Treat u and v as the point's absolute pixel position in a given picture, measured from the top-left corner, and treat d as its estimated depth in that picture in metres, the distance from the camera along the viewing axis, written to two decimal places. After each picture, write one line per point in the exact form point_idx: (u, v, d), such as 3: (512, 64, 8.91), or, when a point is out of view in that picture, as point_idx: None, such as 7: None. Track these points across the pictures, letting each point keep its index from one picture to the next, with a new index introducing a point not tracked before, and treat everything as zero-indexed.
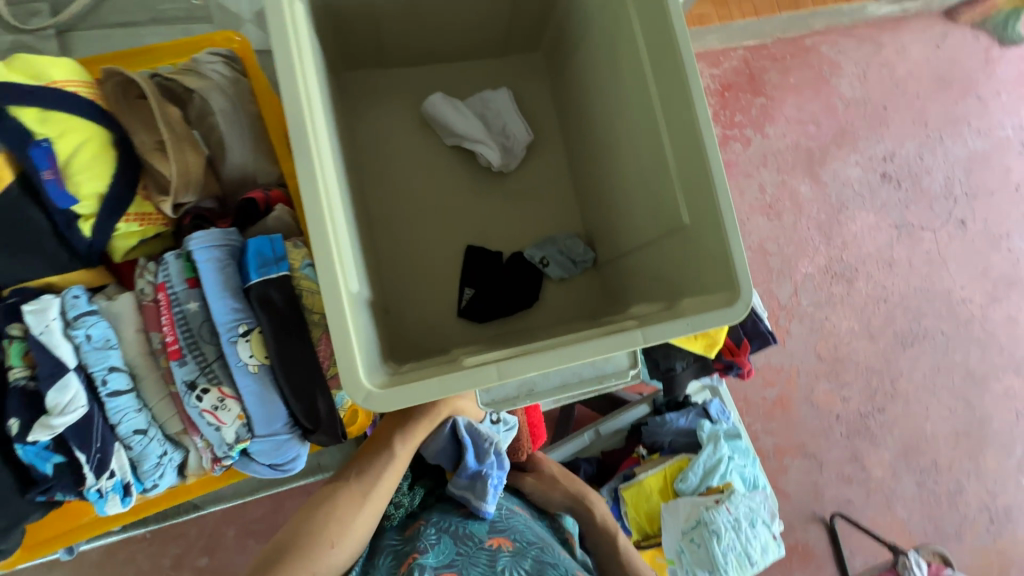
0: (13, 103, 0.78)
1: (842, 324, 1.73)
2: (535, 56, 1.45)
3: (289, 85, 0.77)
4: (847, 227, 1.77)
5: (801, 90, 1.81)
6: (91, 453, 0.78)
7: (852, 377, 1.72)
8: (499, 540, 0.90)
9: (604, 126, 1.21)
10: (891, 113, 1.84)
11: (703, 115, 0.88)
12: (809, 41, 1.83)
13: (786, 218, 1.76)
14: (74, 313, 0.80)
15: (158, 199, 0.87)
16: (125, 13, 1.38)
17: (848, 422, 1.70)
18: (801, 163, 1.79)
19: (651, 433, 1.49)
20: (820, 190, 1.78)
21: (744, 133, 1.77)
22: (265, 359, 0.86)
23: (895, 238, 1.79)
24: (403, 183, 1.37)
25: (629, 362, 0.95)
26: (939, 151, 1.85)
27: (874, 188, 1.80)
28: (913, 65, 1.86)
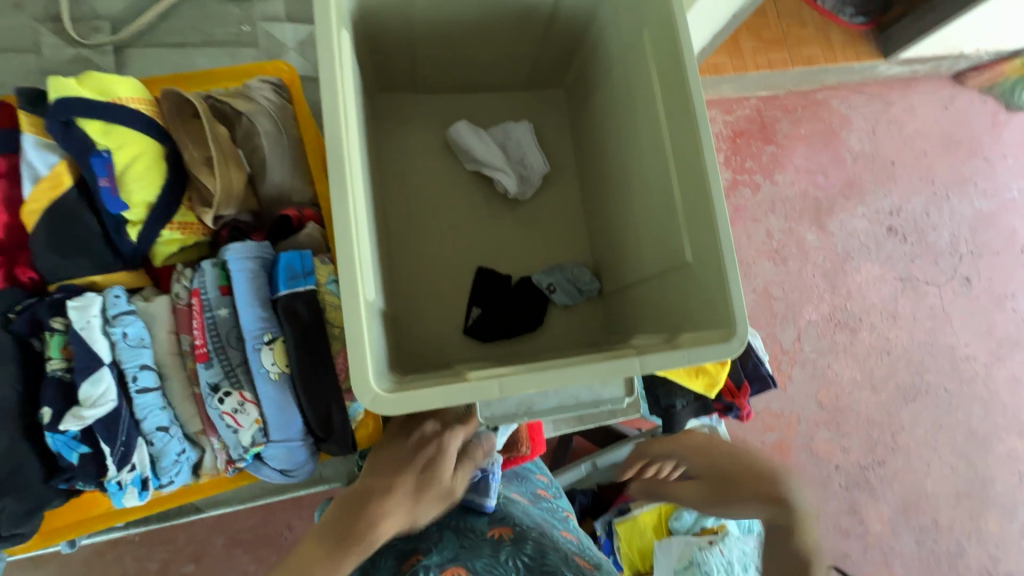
0: (82, 115, 0.85)
1: (844, 373, 1.76)
2: (557, 93, 1.54)
3: (333, 112, 0.85)
4: (852, 277, 1.82)
5: (811, 141, 1.89)
6: (116, 446, 0.82)
7: (852, 428, 1.74)
8: (500, 531, 0.93)
9: (618, 164, 1.28)
10: (899, 168, 1.91)
11: (710, 158, 0.94)
12: (820, 95, 1.93)
13: (792, 264, 1.81)
14: (114, 311, 0.85)
15: (201, 210, 0.94)
16: (180, 34, 1.49)
17: (847, 473, 1.71)
18: (809, 212, 1.85)
19: None
20: (827, 239, 1.84)
21: (754, 178, 1.84)
22: (286, 367, 0.91)
23: (899, 291, 1.83)
24: (424, 207, 1.43)
25: (625, 391, 0.99)
26: (946, 208, 1.90)
27: (881, 240, 1.86)
28: (921, 125, 1.95)
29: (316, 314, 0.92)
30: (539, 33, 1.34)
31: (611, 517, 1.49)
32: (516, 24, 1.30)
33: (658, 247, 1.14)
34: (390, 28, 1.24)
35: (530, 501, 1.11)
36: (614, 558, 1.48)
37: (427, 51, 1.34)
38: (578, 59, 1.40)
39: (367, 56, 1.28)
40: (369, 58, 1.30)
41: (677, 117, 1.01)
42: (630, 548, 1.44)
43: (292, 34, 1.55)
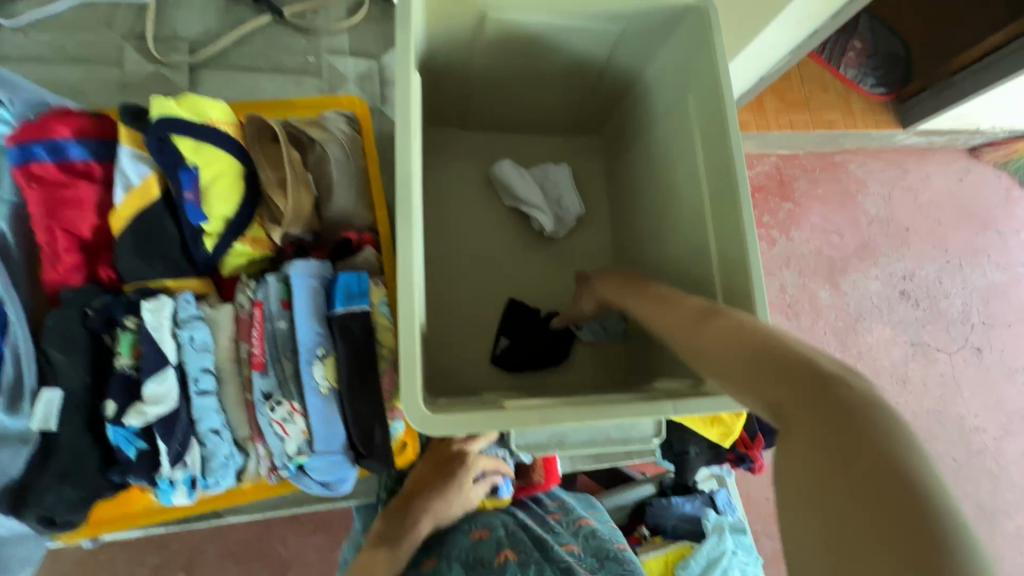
0: (178, 133, 0.93)
1: None
2: (595, 138, 1.62)
3: (404, 149, 0.92)
4: (862, 337, 1.86)
5: (826, 202, 1.96)
6: (172, 444, 0.85)
7: None
8: (506, 555, 0.96)
9: (652, 213, 1.34)
10: (913, 235, 1.96)
11: (748, 216, 0.99)
12: (838, 158, 2.01)
13: (804, 319, 1.86)
14: (184, 315, 0.90)
15: (270, 227, 1.00)
16: (250, 59, 1.60)
17: None
18: (822, 269, 1.90)
19: (655, 515, 1.52)
20: (839, 297, 1.88)
21: (770, 234, 1.91)
22: (335, 383, 0.95)
23: (909, 355, 1.86)
24: (461, 236, 1.50)
25: (654, 430, 1.02)
26: (958, 277, 1.95)
27: (892, 303, 1.90)
28: (935, 193, 2.01)
29: (368, 332, 0.97)
30: (588, 84, 1.43)
31: None
32: (568, 74, 1.39)
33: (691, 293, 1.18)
34: (452, 68, 1.33)
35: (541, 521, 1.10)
36: None
37: (482, 93, 1.43)
38: (620, 112, 1.49)
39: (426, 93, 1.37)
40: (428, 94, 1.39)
41: (717, 173, 1.07)
42: None
43: (353, 67, 1.66)
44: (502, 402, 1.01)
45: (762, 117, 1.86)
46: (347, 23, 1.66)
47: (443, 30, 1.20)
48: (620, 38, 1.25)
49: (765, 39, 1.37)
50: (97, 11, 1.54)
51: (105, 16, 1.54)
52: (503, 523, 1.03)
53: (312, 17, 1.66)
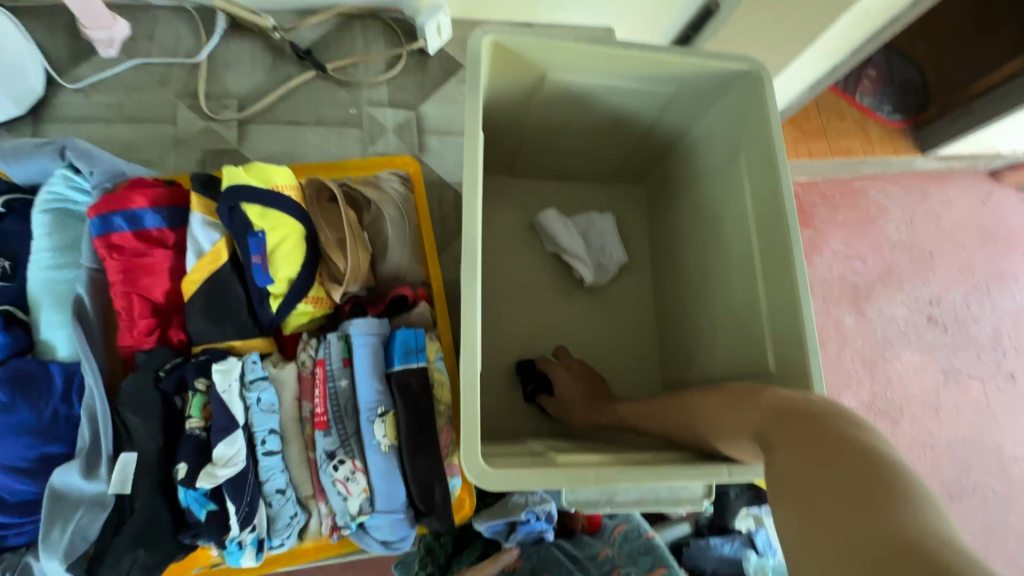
0: (247, 201, 0.97)
1: None
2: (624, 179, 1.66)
3: (468, 215, 0.97)
4: (891, 364, 1.83)
5: (848, 227, 1.93)
6: (241, 505, 0.87)
7: None
8: None
9: (699, 262, 1.38)
10: (937, 259, 1.94)
11: (801, 278, 1.02)
12: (857, 184, 1.98)
13: (830, 347, 1.83)
14: (252, 376, 0.93)
15: (330, 285, 1.04)
16: (294, 113, 1.67)
17: None
18: (846, 297, 1.87)
19: (693, 557, 1.48)
20: (865, 323, 1.86)
21: None
22: (395, 440, 0.96)
23: (941, 382, 1.83)
24: (499, 278, 1.53)
25: (702, 492, 1.02)
26: (987, 301, 1.92)
27: (920, 329, 1.87)
28: (958, 217, 2.00)
29: (428, 389, 0.99)
30: (631, 136, 1.48)
31: None
32: (610, 127, 1.43)
33: (740, 343, 1.20)
34: (502, 121, 1.38)
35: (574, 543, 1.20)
36: None
37: (530, 146, 1.49)
38: (665, 164, 1.54)
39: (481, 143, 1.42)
40: None
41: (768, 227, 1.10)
42: None
43: (392, 118, 1.72)
44: (553, 456, 1.01)
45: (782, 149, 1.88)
46: (386, 77, 1.74)
47: (499, 91, 1.26)
48: (672, 99, 1.30)
49: (792, 74, 1.46)
50: (152, 72, 1.62)
51: (160, 77, 1.63)
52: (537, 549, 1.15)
53: (353, 72, 1.74)
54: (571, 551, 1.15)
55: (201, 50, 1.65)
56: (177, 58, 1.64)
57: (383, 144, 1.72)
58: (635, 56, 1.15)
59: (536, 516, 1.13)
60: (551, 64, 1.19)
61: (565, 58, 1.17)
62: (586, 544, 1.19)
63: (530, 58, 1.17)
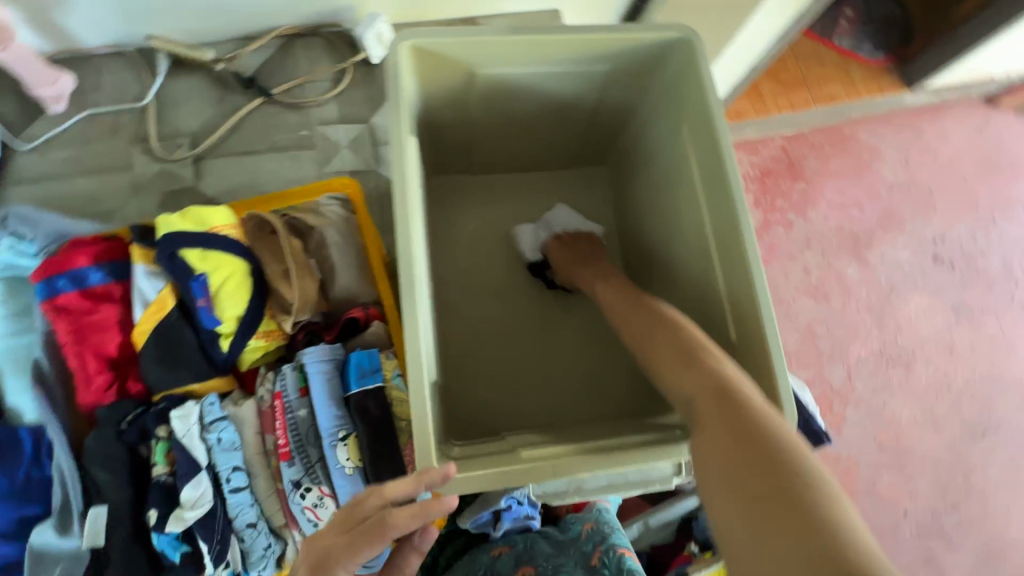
0: (185, 247, 0.98)
1: (903, 412, 1.62)
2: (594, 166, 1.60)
3: (401, 223, 0.96)
4: (901, 310, 1.71)
5: (842, 175, 1.83)
6: (213, 544, 0.90)
7: (919, 470, 1.58)
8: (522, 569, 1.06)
9: (663, 235, 1.33)
10: (938, 196, 1.84)
11: (750, 241, 1.00)
12: (847, 129, 1.88)
13: (834, 300, 1.71)
14: (210, 418, 0.95)
15: (281, 317, 1.04)
16: (249, 142, 1.67)
17: (917, 520, 1.54)
18: (846, 247, 1.77)
19: (705, 529, 1.34)
20: (869, 273, 1.74)
21: (787, 217, 1.78)
22: (359, 462, 0.98)
23: (954, 322, 1.72)
24: (473, 277, 1.48)
25: (674, 470, 1.01)
26: (994, 233, 1.82)
27: (927, 271, 1.76)
28: (956, 150, 1.89)
29: (385, 409, 0.99)
30: (582, 121, 1.43)
31: None
32: (557, 113, 1.39)
33: (706, 316, 1.17)
34: (448, 125, 1.38)
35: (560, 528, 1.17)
36: None
37: (483, 144, 1.46)
38: (622, 141, 1.49)
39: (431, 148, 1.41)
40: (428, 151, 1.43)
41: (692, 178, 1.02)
42: None
43: (345, 134, 1.71)
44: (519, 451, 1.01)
45: (761, 103, 1.87)
46: (334, 93, 1.72)
47: (433, 90, 1.25)
48: (609, 78, 1.28)
49: (754, 27, 1.37)
50: (103, 122, 1.64)
51: (111, 125, 1.64)
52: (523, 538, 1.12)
53: (301, 92, 1.73)
54: (559, 539, 1.13)
55: (147, 92, 1.66)
56: (125, 104, 1.65)
57: (339, 161, 1.70)
58: (558, 41, 1.13)
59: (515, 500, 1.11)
60: (475, 60, 1.17)
61: (486, 51, 1.15)
62: (570, 525, 1.16)
63: (457, 58, 1.16)
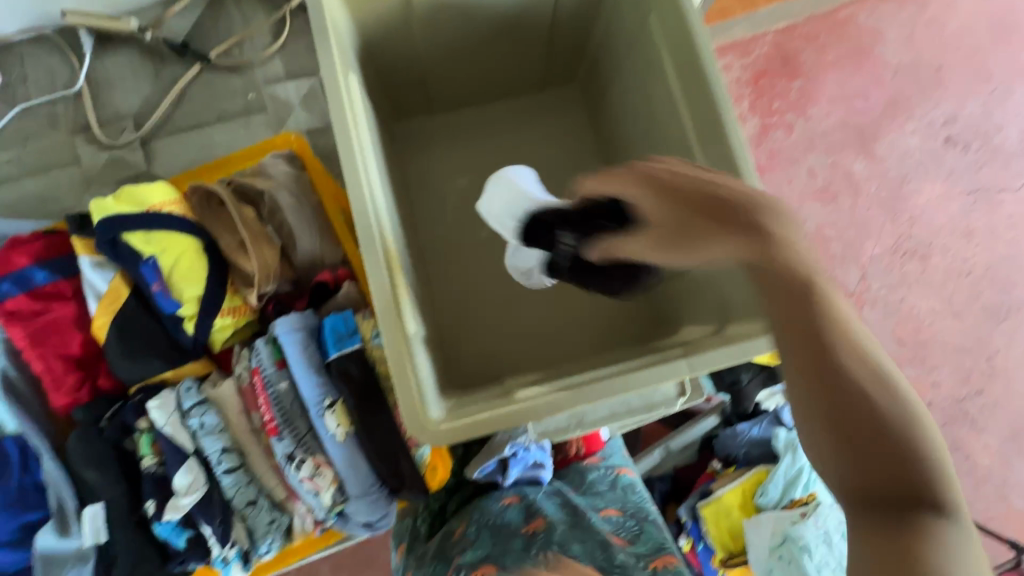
0: (126, 230, 0.92)
1: (921, 304, 1.56)
2: (569, 87, 1.43)
3: (350, 168, 0.87)
4: (912, 201, 1.61)
5: (841, 66, 1.66)
6: (216, 525, 0.89)
7: (940, 359, 1.53)
8: (534, 526, 0.95)
9: (642, 147, 1.20)
10: (947, 73, 1.67)
11: (737, 135, 0.90)
12: (844, 14, 1.69)
13: (843, 200, 1.61)
14: (188, 404, 0.92)
15: (245, 291, 0.98)
16: (195, 115, 1.56)
17: (941, 409, 1.51)
18: (851, 141, 1.64)
19: (723, 446, 1.31)
20: (877, 166, 1.63)
21: (786, 119, 1.64)
22: (350, 427, 0.94)
23: (970, 205, 1.61)
24: (451, 216, 1.34)
25: (677, 390, 0.96)
26: (1010, 104, 1.67)
27: (938, 155, 1.64)
28: (966, 18, 1.71)
29: (367, 370, 0.95)
30: (542, 37, 1.28)
31: (694, 500, 1.29)
32: (513, 30, 1.24)
33: None
34: (398, 65, 1.25)
35: (577, 486, 1.08)
36: (702, 545, 1.25)
37: (438, 79, 1.32)
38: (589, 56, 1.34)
39: (383, 93, 1.28)
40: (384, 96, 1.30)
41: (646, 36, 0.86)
42: (719, 531, 1.22)
43: (295, 91, 1.59)
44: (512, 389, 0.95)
45: None
46: (275, 48, 1.58)
47: (367, 18, 1.11)
48: None
49: None
50: (38, 115, 1.53)
51: (48, 117, 1.54)
52: (537, 493, 1.04)
53: (240, 52, 1.59)
54: (582, 502, 1.03)
55: (77, 77, 1.54)
56: (57, 92, 1.54)
57: (294, 123, 1.59)
58: None
59: (522, 447, 1.02)
60: None
61: None
62: (585, 473, 1.10)
63: None
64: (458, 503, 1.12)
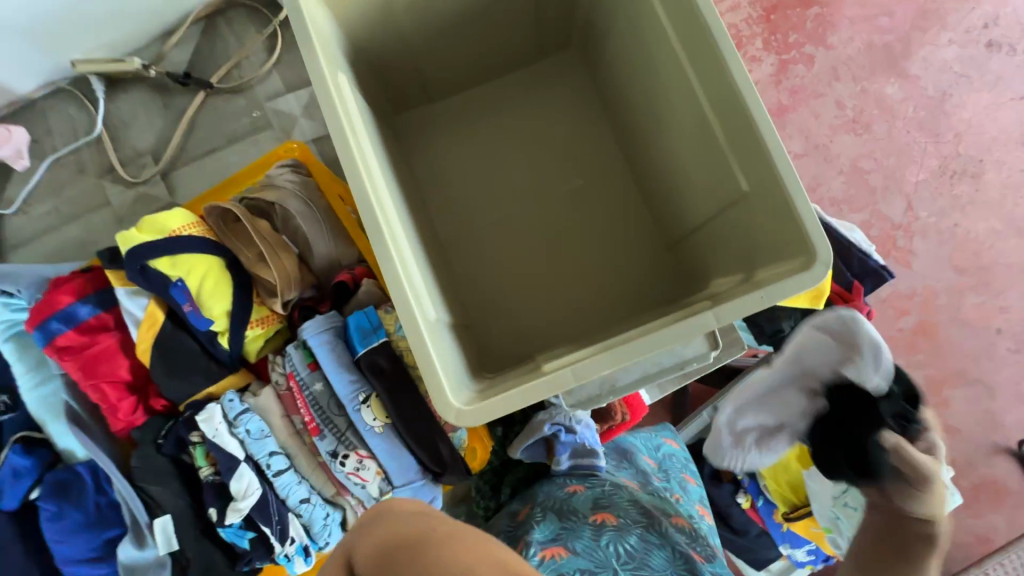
0: (151, 257, 0.96)
1: (978, 227, 1.49)
2: (567, 52, 1.37)
3: (348, 160, 0.85)
4: (956, 116, 1.53)
5: None
6: (273, 525, 0.94)
7: (1005, 283, 1.48)
8: (602, 516, 0.94)
9: (646, 101, 1.16)
10: None
11: (741, 74, 0.89)
12: None
13: (878, 128, 1.52)
14: (233, 414, 0.96)
15: (270, 301, 1.02)
16: (207, 141, 1.62)
17: (1013, 335, 1.47)
18: (881, 64, 1.55)
19: None
20: (913, 86, 1.54)
21: (805, 51, 1.54)
22: (387, 419, 0.96)
23: (1022, 112, 1.54)
24: (458, 199, 1.31)
25: (710, 345, 0.89)
26: None
27: (982, 62, 1.55)
28: None
29: (397, 361, 0.96)
30: (528, 6, 1.24)
31: None
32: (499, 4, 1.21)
33: (714, 175, 1.03)
34: (390, 59, 1.24)
35: (641, 483, 1.09)
36: (764, 499, 1.30)
37: (430, 66, 1.30)
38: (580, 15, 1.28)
39: (379, 89, 1.28)
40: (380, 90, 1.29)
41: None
42: (778, 485, 1.25)
43: (296, 102, 1.62)
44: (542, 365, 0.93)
45: None
46: (271, 63, 1.62)
47: (347, 13, 1.10)
48: None
49: None
50: (66, 164, 1.62)
51: (76, 164, 1.62)
52: (602, 484, 1.02)
53: (239, 73, 1.63)
54: (644, 498, 1.01)
55: (96, 122, 1.61)
56: (80, 139, 1.62)
57: (300, 133, 1.63)
58: None
59: (564, 427, 1.03)
60: None
61: None
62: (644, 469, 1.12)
63: None
64: (512, 484, 1.16)
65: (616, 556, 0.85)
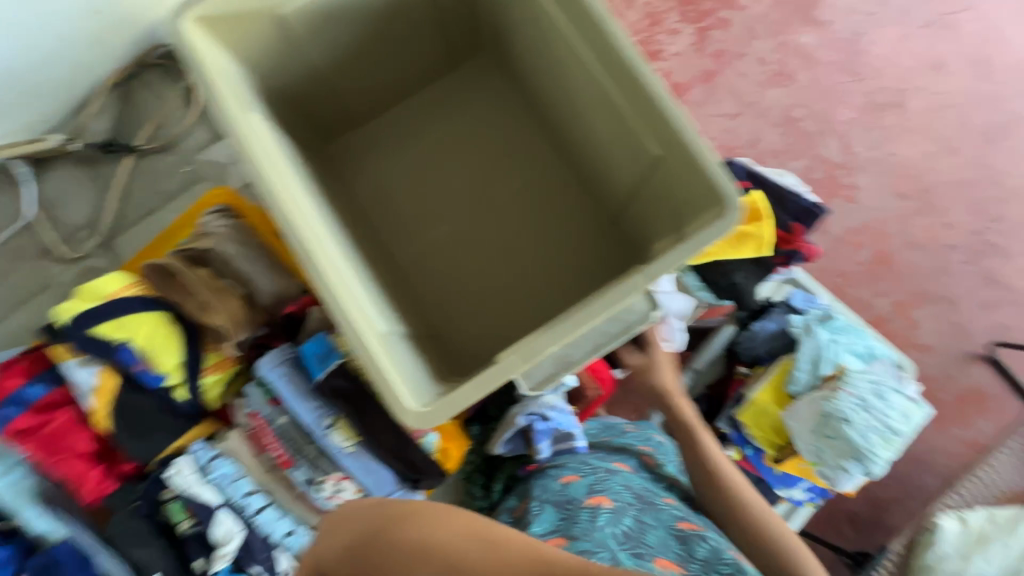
0: (94, 323, 0.96)
1: (914, 152, 1.63)
2: (480, 55, 1.34)
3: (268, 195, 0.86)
4: (871, 53, 1.67)
5: None
6: (261, 561, 0.97)
7: (948, 203, 1.61)
8: (598, 499, 0.88)
9: (557, 89, 1.18)
10: None
11: (627, 50, 0.94)
12: None
13: (802, 76, 1.64)
14: (204, 462, 0.98)
15: (223, 346, 1.01)
16: (144, 204, 1.62)
17: (965, 247, 1.60)
18: (796, 12, 1.68)
19: (747, 349, 1.30)
20: (826, 32, 1.67)
21: (721, 17, 1.65)
22: (356, 437, 0.97)
23: (933, 35, 1.69)
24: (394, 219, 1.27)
25: (649, 305, 0.94)
26: None
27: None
28: None
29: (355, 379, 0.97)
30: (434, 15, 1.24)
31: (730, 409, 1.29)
32: (409, 21, 1.22)
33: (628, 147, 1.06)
34: (309, 92, 1.26)
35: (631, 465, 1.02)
36: (750, 448, 1.27)
37: (348, 91, 1.30)
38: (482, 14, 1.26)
39: (305, 124, 1.29)
40: (306, 125, 1.29)
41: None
42: (761, 430, 1.22)
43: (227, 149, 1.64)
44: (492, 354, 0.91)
45: None
46: (195, 116, 1.64)
47: (255, 56, 1.11)
48: None
49: None
50: None
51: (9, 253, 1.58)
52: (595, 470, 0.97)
53: (164, 132, 1.64)
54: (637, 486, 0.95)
55: (23, 205, 1.58)
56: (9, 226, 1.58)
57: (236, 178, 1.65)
58: None
59: (539, 416, 1.04)
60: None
61: None
62: (623, 436, 1.10)
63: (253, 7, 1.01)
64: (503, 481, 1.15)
65: (615, 537, 0.81)
